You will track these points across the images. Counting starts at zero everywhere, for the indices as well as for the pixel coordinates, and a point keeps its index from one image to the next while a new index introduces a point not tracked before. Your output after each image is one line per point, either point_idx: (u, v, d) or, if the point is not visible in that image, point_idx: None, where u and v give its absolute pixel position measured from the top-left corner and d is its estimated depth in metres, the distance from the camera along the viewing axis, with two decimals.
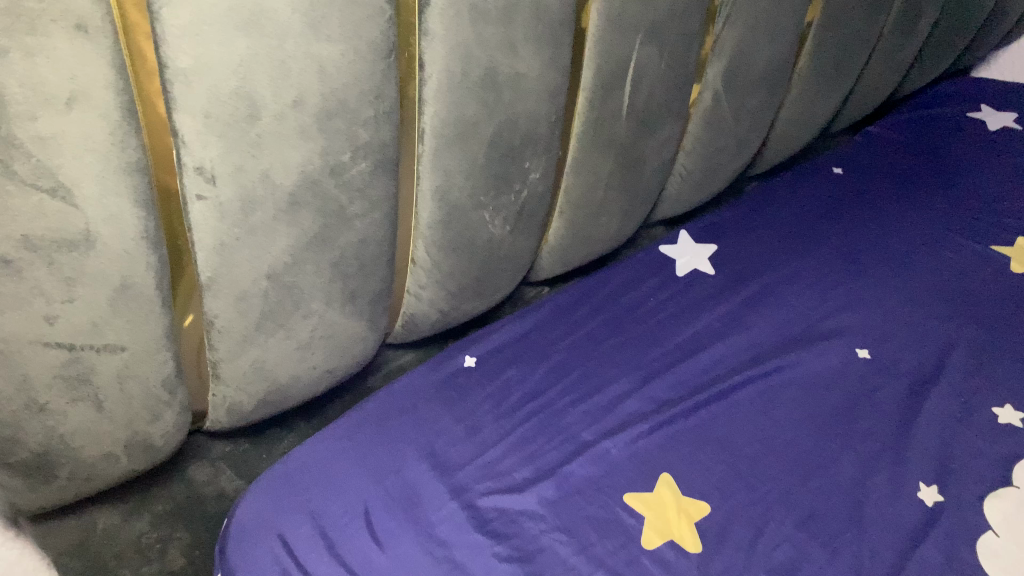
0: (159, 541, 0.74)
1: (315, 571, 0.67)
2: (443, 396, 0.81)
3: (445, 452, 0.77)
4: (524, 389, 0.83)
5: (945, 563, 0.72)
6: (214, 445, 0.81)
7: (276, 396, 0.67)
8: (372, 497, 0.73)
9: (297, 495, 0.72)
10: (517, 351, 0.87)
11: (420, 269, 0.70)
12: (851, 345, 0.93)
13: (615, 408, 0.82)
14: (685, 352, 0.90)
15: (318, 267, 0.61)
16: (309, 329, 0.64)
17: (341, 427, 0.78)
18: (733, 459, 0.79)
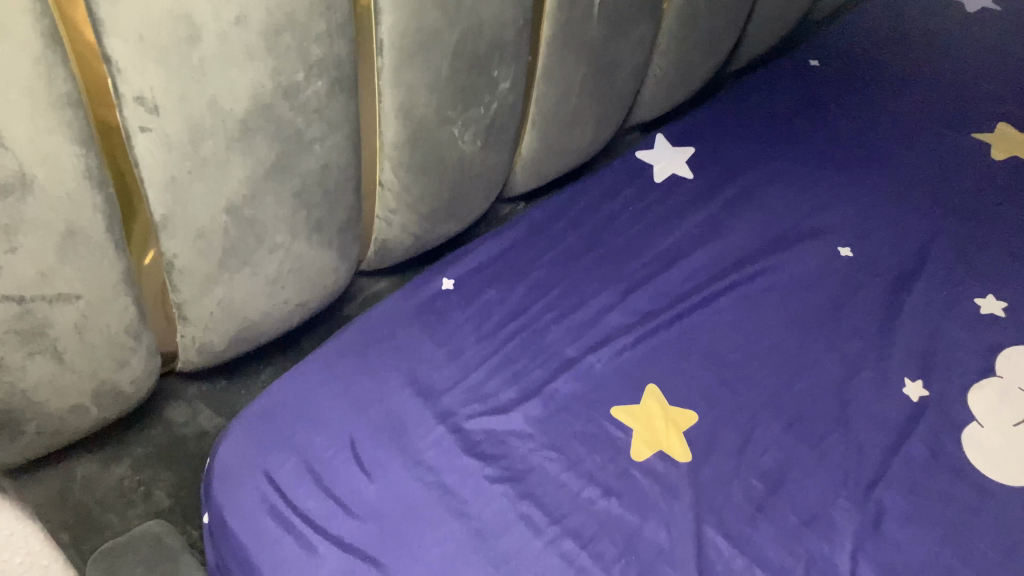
0: (142, 485, 0.74)
1: (304, 506, 0.66)
2: (422, 321, 0.79)
3: (428, 379, 0.75)
4: (504, 309, 0.81)
5: (930, 457, 0.73)
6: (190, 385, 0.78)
7: (248, 334, 0.65)
8: (357, 427, 0.71)
9: (279, 431, 0.70)
10: (495, 270, 0.84)
11: (389, 192, 0.66)
12: (833, 245, 0.92)
13: (598, 322, 0.81)
14: (667, 262, 0.88)
15: (280, 197, 0.57)
16: (276, 264, 0.61)
17: (320, 358, 0.75)
18: (719, 366, 0.79)
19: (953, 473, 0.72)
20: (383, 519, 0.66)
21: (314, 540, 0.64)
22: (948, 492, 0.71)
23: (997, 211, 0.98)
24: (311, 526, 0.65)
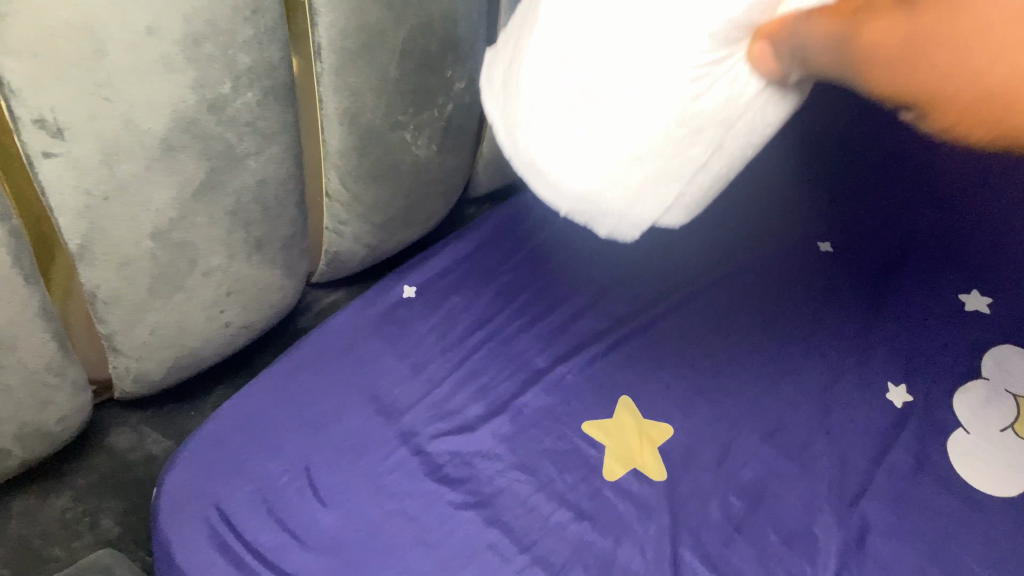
0: (88, 515, 0.70)
1: (257, 540, 0.62)
2: (382, 332, 0.75)
3: (389, 395, 0.71)
4: (469, 318, 0.77)
5: (916, 467, 0.70)
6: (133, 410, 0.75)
7: (189, 360, 0.60)
8: (313, 451, 0.67)
9: (231, 457, 0.66)
10: (460, 275, 0.80)
11: (338, 203, 0.62)
12: (809, 257, 0.87)
13: (568, 330, 0.77)
14: (640, 263, 0.84)
15: (213, 216, 0.52)
16: (214, 288, 0.56)
17: (274, 375, 0.71)
18: (696, 374, 0.75)
19: (939, 483, 0.69)
20: (342, 552, 0.62)
21: None
22: (936, 504, 0.68)
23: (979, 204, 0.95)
24: (265, 562, 0.61)
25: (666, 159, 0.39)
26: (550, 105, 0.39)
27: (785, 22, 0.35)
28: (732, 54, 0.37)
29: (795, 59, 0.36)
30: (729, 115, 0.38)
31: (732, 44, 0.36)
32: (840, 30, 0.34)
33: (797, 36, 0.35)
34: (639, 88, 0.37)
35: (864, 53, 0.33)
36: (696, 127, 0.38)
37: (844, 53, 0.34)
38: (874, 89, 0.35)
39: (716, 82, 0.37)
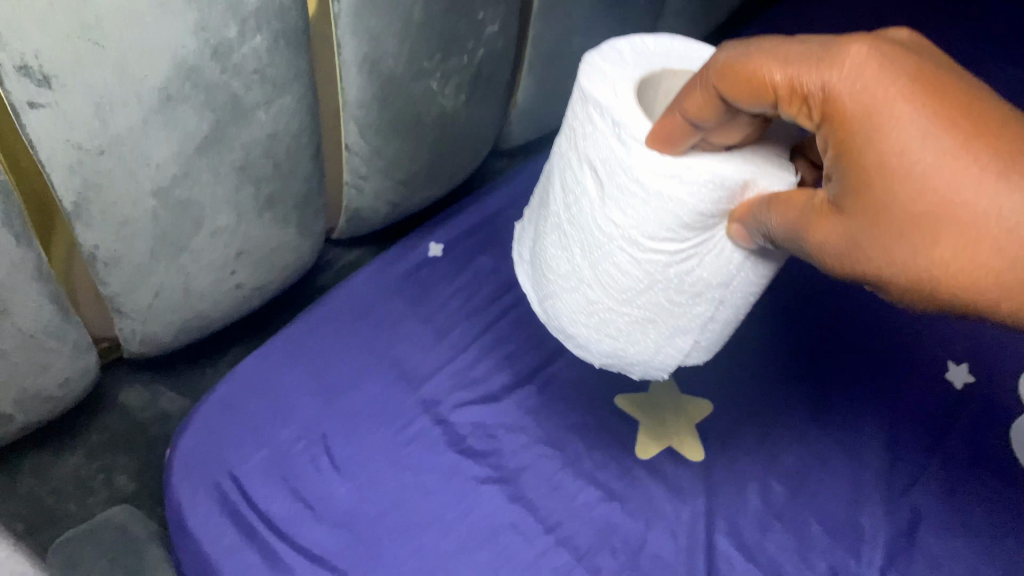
0: (102, 471, 0.69)
1: (269, 509, 0.60)
2: (405, 293, 0.71)
3: (409, 361, 0.67)
4: (498, 280, 0.73)
5: (973, 456, 0.65)
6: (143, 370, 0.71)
7: (199, 322, 0.57)
8: (329, 418, 0.64)
9: (245, 421, 0.63)
10: (489, 233, 0.76)
11: (357, 157, 0.57)
12: (814, 283, 0.75)
13: None
14: None
15: (218, 172, 0.48)
16: (222, 248, 0.52)
17: (291, 336, 0.67)
18: (737, 346, 0.70)
19: (996, 475, 0.65)
20: (356, 525, 0.59)
21: (279, 550, 0.58)
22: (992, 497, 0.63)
23: None
24: (278, 533, 0.59)
25: (675, 325, 0.43)
26: (566, 284, 0.45)
27: (749, 206, 0.38)
28: (711, 236, 0.39)
29: (761, 237, 0.38)
30: (724, 283, 0.41)
31: (710, 227, 0.38)
32: (795, 220, 0.36)
33: (760, 217, 0.37)
34: (624, 276, 0.41)
35: (818, 241, 0.35)
36: (684, 296, 0.41)
37: (803, 244, 0.36)
38: (834, 268, 0.36)
39: (702, 262, 0.40)
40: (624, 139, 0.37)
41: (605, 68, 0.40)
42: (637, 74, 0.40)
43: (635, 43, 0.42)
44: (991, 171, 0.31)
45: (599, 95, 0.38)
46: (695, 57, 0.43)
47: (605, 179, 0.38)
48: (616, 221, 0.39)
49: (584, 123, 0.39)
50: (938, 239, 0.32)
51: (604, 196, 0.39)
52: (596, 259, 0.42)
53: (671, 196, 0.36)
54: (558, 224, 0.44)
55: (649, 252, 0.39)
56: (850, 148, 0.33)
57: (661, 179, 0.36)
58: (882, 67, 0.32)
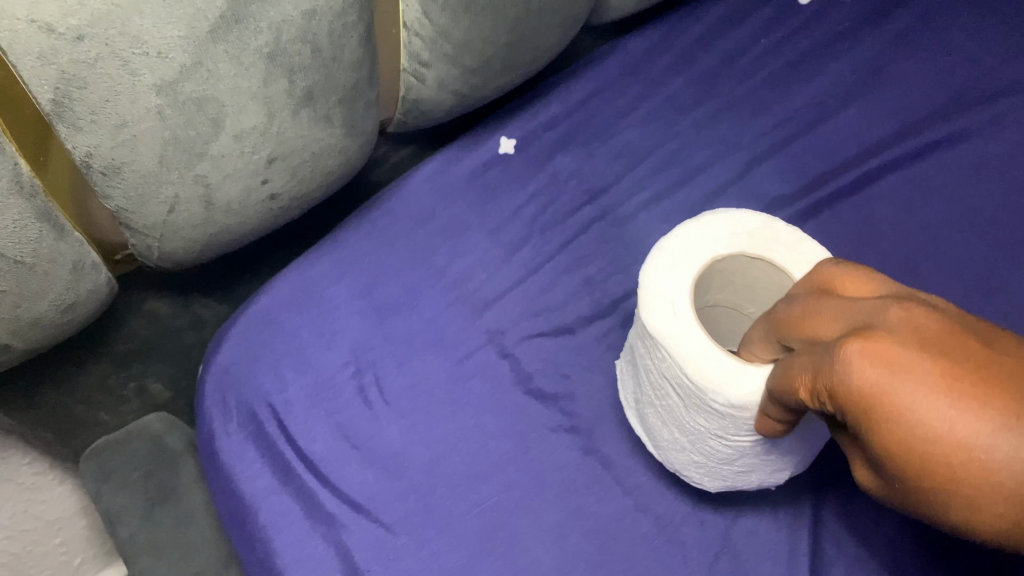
0: (132, 380, 0.63)
1: (309, 447, 0.52)
2: (471, 198, 0.60)
3: (474, 280, 0.58)
4: (580, 187, 0.62)
5: None
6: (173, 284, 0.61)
7: (229, 237, 0.48)
8: (380, 343, 0.56)
9: (285, 342, 0.55)
10: (572, 128, 0.64)
11: (418, 37, 0.46)
12: (961, 208, 0.62)
13: (703, 211, 0.61)
14: (807, 123, 0.65)
15: (240, 61, 0.37)
16: (252, 155, 0.42)
17: (341, 243, 0.58)
18: None
19: None
20: (407, 472, 0.52)
21: (319, 496, 0.51)
22: None
23: None
24: (318, 476, 0.52)
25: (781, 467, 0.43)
26: (671, 441, 0.46)
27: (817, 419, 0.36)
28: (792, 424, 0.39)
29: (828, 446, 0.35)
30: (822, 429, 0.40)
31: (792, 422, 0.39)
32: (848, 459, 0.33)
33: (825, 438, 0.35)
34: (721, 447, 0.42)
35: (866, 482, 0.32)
36: (780, 458, 0.42)
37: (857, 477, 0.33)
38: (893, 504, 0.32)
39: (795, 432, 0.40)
40: (691, 379, 0.39)
41: (660, 285, 0.43)
42: (689, 277, 0.44)
43: (683, 237, 0.45)
44: (998, 435, 0.25)
45: (663, 332, 0.41)
46: (741, 227, 0.45)
47: (685, 396, 0.41)
48: (701, 423, 0.41)
49: (653, 348, 0.43)
50: (960, 507, 0.26)
51: (688, 404, 0.41)
52: (694, 440, 0.44)
53: (743, 413, 0.38)
54: (653, 404, 0.46)
55: (737, 441, 0.41)
56: (858, 430, 0.29)
57: (734, 410, 0.38)
58: (877, 362, 0.28)
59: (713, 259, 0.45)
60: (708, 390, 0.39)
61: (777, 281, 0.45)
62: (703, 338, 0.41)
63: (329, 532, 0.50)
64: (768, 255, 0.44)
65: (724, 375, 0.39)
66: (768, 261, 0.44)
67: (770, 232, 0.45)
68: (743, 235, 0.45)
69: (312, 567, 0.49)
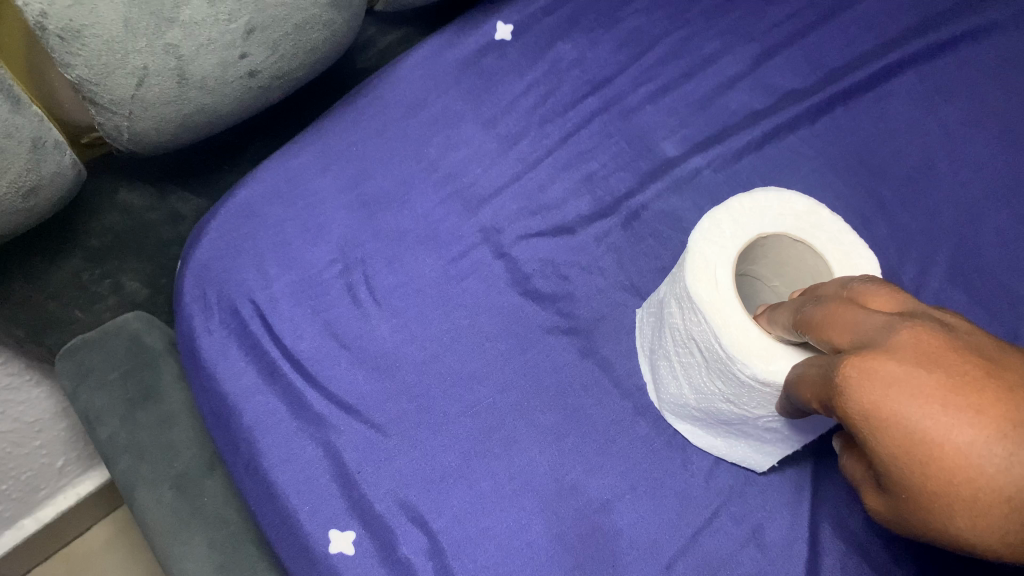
0: (108, 277, 0.59)
1: (295, 346, 0.50)
2: (466, 87, 0.57)
3: (470, 174, 0.55)
4: (583, 75, 0.58)
5: None
6: (147, 169, 0.57)
7: (204, 119, 0.44)
8: (369, 239, 0.53)
9: (270, 235, 0.52)
10: (575, 13, 0.59)
11: None
12: (982, 107, 0.59)
13: (711, 106, 0.58)
14: (825, 12, 0.61)
15: None
16: (226, 22, 0.38)
17: (328, 132, 0.54)
18: (877, 182, 0.56)
19: None
20: (397, 373, 0.50)
21: (307, 396, 0.49)
22: None
23: None
24: (304, 375, 0.50)
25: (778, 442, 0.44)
26: (674, 396, 0.46)
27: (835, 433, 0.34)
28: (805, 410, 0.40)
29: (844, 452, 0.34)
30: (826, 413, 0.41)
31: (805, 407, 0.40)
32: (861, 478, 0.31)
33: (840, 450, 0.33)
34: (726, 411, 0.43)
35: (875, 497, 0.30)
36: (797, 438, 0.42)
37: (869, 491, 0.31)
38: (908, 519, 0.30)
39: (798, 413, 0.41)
40: (723, 348, 0.39)
41: (703, 253, 0.42)
42: (733, 249, 0.42)
43: (730, 208, 0.43)
44: (998, 444, 0.24)
45: (701, 298, 0.40)
46: (788, 208, 0.44)
47: (710, 360, 0.41)
48: (719, 386, 0.42)
49: (688, 313, 0.42)
50: (964, 519, 0.25)
51: (713, 368, 0.41)
52: (710, 403, 0.43)
53: (766, 389, 0.38)
54: (668, 354, 0.46)
55: (752, 411, 0.41)
56: (861, 445, 0.28)
57: (758, 384, 0.38)
58: (873, 375, 0.27)
59: (757, 235, 0.43)
60: (738, 361, 0.39)
61: (815, 269, 0.43)
62: (742, 317, 0.40)
63: (318, 433, 0.48)
64: (812, 240, 0.43)
65: (760, 355, 0.38)
66: (810, 246, 0.43)
67: (815, 216, 0.43)
68: (790, 215, 0.43)
69: (300, 467, 0.47)
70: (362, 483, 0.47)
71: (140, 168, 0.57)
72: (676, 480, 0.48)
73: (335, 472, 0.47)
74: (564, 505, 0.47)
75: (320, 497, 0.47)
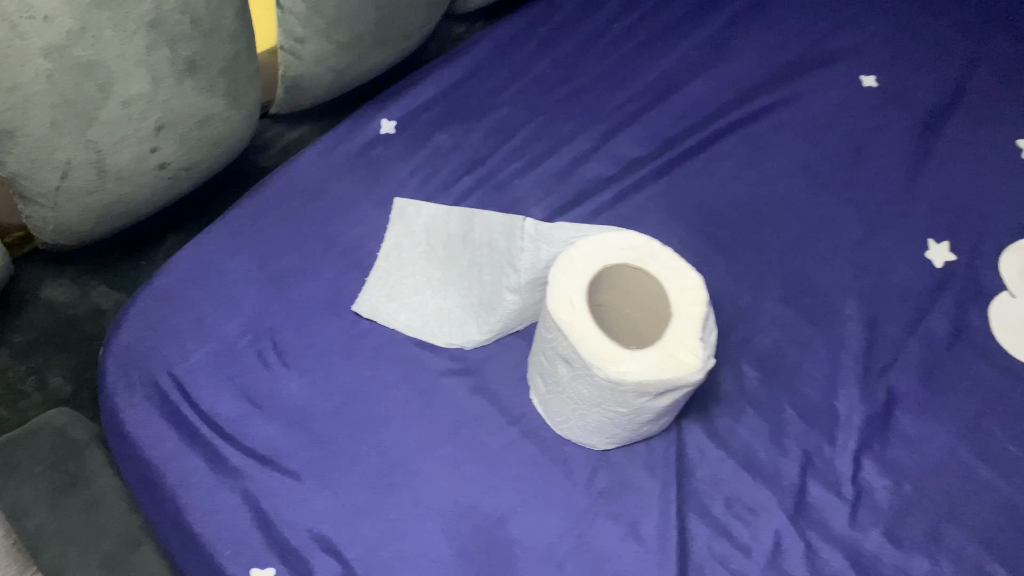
0: (33, 373, 0.65)
1: (213, 409, 0.55)
2: (357, 174, 0.65)
3: (364, 248, 0.62)
4: (458, 158, 0.67)
5: (952, 336, 0.63)
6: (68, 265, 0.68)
7: (121, 208, 0.51)
8: (276, 310, 0.59)
9: (185, 314, 0.58)
10: (448, 108, 0.69)
11: (293, 15, 0.50)
12: (797, 157, 0.70)
13: (571, 175, 0.67)
14: (660, 94, 0.73)
15: (124, 29, 0.41)
16: (138, 121, 0.45)
17: (234, 220, 0.62)
18: (714, 227, 0.66)
19: (975, 354, 0.63)
20: (308, 424, 0.55)
21: (225, 452, 0.54)
22: (970, 377, 0.61)
23: None
24: (223, 434, 0.54)
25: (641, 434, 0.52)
26: (551, 409, 0.54)
27: None
28: (654, 399, 0.49)
29: None
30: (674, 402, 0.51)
31: (654, 396, 0.49)
32: None
33: None
34: (593, 412, 0.51)
35: None
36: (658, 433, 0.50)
37: None
38: None
39: (649, 403, 0.50)
40: (583, 356, 0.48)
41: (562, 284, 0.51)
42: (586, 278, 0.51)
43: (581, 247, 0.52)
44: None
45: (562, 319, 0.49)
46: (627, 242, 0.53)
47: (574, 370, 0.50)
48: (585, 392, 0.50)
49: (555, 334, 0.50)
50: None
51: (578, 377, 0.50)
52: (583, 407, 0.51)
53: (621, 383, 0.48)
54: (541, 373, 0.54)
55: (614, 408, 0.50)
56: None
57: (614, 380, 0.47)
58: None
59: (604, 266, 0.52)
60: (595, 365, 0.48)
61: (654, 292, 0.52)
62: (597, 331, 0.49)
63: (236, 484, 0.53)
64: (648, 266, 0.52)
65: (611, 357, 0.48)
66: (648, 272, 0.52)
67: (649, 247, 0.53)
68: (629, 248, 0.52)
69: (220, 519, 0.52)
70: (279, 522, 0.52)
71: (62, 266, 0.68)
72: (562, 491, 0.54)
73: (254, 518, 0.52)
74: (464, 523, 0.52)
75: (240, 542, 0.51)
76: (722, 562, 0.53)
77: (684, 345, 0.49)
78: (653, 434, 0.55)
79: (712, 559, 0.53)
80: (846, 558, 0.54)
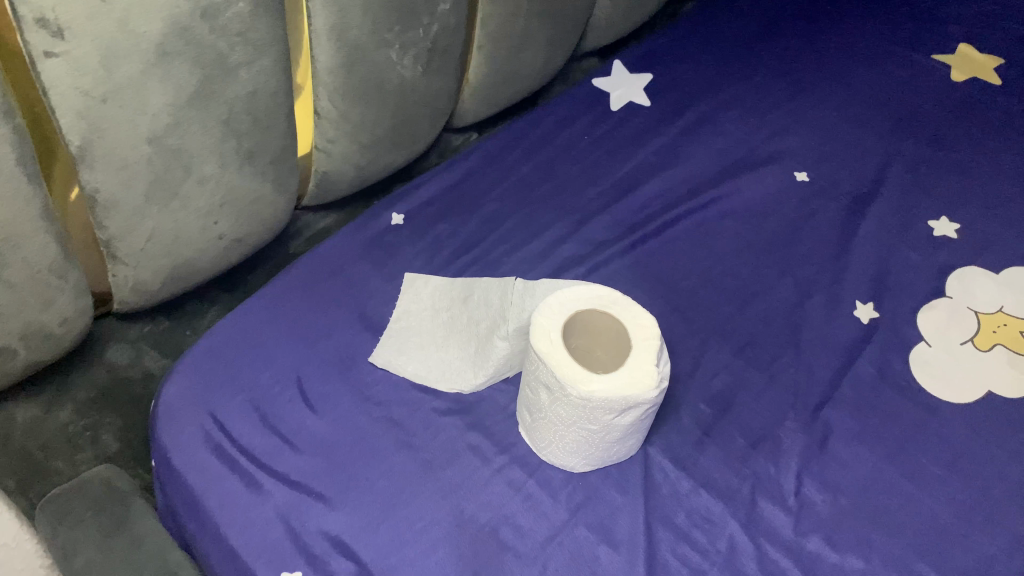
0: (89, 429, 0.74)
1: (249, 444, 0.65)
2: (371, 255, 0.77)
3: (377, 313, 0.74)
4: (456, 242, 0.80)
5: (879, 378, 0.74)
6: (131, 327, 0.77)
7: (183, 271, 0.63)
8: (304, 365, 0.70)
9: (227, 369, 0.69)
10: (447, 203, 0.83)
11: (327, 121, 0.64)
12: (741, 239, 0.84)
13: (552, 253, 0.80)
14: (625, 189, 0.86)
15: (205, 124, 0.54)
16: (206, 196, 0.58)
17: (269, 293, 0.73)
18: (672, 294, 0.78)
19: (900, 393, 0.73)
20: (331, 454, 0.65)
21: (259, 477, 0.63)
22: (897, 412, 0.71)
23: (953, 133, 0.96)
24: (257, 463, 0.64)
25: None
26: (538, 436, 0.64)
27: None
28: (619, 416, 0.59)
29: None
30: (638, 420, 0.61)
31: (619, 412, 0.59)
32: None
33: None
34: (570, 432, 0.61)
35: None
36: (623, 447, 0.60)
37: None
38: None
39: (616, 420, 0.60)
40: (558, 379, 0.58)
41: (542, 324, 0.62)
42: (561, 319, 0.62)
43: (560, 297, 0.64)
44: None
45: (541, 349, 0.60)
46: (594, 293, 0.65)
47: (554, 394, 0.60)
48: (562, 412, 0.60)
49: (538, 364, 0.60)
50: None
51: (556, 400, 0.60)
52: (562, 428, 0.61)
53: (590, 399, 0.58)
54: (528, 405, 0.64)
55: (587, 426, 0.60)
56: None
57: (584, 397, 0.58)
58: None
59: (575, 312, 0.64)
60: (569, 384, 0.58)
61: (617, 332, 0.63)
62: (570, 358, 0.59)
63: (267, 503, 0.62)
64: (611, 310, 0.64)
65: (582, 379, 0.58)
66: (612, 315, 0.63)
67: (613, 297, 0.65)
68: (595, 297, 0.64)
69: (257, 531, 0.61)
70: (304, 534, 0.61)
71: (123, 330, 0.77)
72: (547, 506, 0.63)
73: (284, 530, 0.61)
74: (463, 533, 0.62)
75: (273, 551, 0.60)
76: (683, 562, 0.62)
77: (643, 369, 0.59)
78: (622, 457, 0.65)
79: (674, 559, 0.62)
80: (792, 558, 0.62)
